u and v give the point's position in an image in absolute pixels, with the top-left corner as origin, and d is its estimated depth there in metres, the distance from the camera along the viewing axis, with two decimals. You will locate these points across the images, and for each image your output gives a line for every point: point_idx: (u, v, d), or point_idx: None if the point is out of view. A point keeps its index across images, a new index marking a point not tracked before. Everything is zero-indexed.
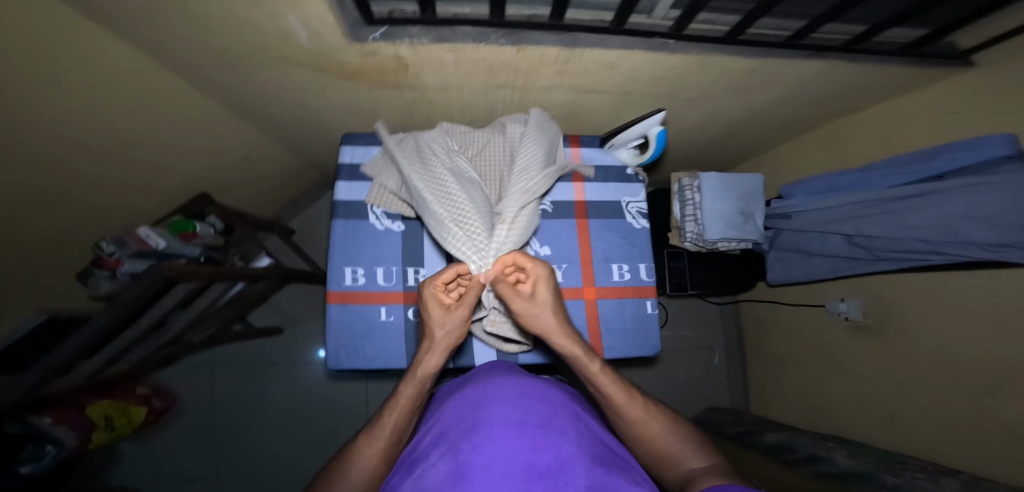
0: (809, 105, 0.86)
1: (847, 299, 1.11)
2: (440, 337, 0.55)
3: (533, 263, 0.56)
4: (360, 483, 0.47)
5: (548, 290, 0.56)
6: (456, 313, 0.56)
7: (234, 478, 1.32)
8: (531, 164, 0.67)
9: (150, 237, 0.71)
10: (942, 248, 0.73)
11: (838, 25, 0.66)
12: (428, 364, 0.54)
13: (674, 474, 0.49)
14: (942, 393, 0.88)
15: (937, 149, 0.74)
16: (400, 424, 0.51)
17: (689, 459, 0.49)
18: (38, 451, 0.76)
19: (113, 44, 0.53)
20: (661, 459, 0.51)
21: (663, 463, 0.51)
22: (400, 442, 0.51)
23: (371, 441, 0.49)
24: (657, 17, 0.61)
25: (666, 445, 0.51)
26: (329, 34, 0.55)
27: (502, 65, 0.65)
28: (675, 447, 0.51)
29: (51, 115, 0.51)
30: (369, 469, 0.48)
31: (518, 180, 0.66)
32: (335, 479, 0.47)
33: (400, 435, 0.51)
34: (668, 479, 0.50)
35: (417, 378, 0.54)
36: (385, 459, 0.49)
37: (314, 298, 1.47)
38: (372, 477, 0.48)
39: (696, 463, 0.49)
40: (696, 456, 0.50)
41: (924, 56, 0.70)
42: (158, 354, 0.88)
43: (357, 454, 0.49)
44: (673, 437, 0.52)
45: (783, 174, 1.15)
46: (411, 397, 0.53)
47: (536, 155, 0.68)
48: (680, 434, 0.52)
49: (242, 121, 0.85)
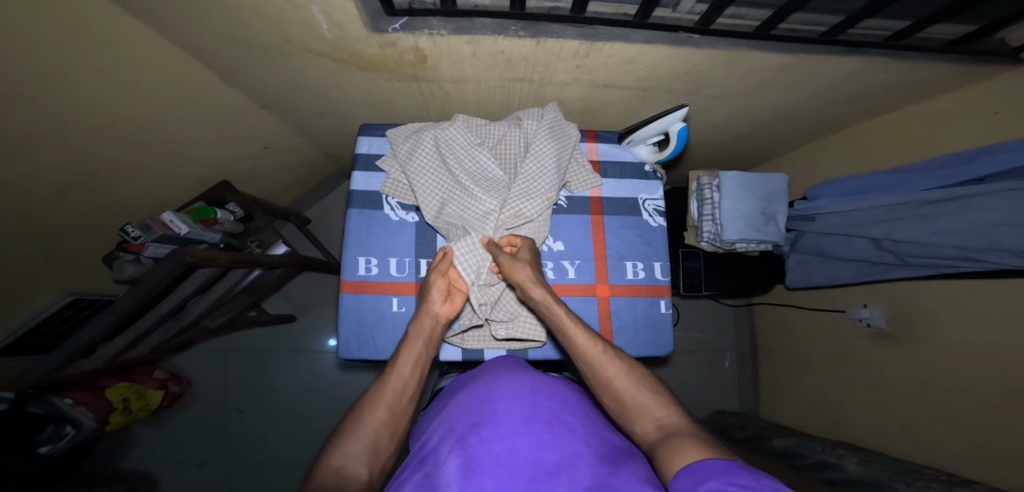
0: (838, 101, 0.83)
1: (870, 305, 1.08)
2: (432, 306, 0.59)
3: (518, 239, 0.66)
4: (368, 434, 0.47)
5: (530, 254, 0.64)
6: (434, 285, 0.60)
7: (244, 460, 1.35)
8: (548, 173, 0.68)
9: (173, 223, 0.73)
10: (978, 256, 0.70)
11: (881, 21, 0.63)
12: (422, 328, 0.57)
13: (643, 427, 0.47)
14: (961, 403, 0.86)
15: (978, 152, 0.71)
16: (404, 373, 0.53)
17: (656, 411, 0.48)
18: (58, 432, 0.81)
19: (143, 34, 0.54)
20: (632, 411, 0.49)
21: (633, 417, 0.49)
22: (406, 393, 0.52)
23: (377, 393, 0.51)
24: (684, 11, 0.59)
25: (634, 397, 0.50)
26: (350, 25, 0.54)
27: (521, 58, 0.65)
28: (642, 398, 0.50)
29: (87, 106, 0.54)
30: (377, 421, 0.48)
31: (531, 193, 0.67)
32: (346, 426, 0.48)
33: (406, 386, 0.52)
34: (638, 434, 0.48)
35: (418, 337, 0.57)
36: (392, 408, 0.50)
37: (328, 288, 1.49)
38: (380, 425, 0.48)
39: (664, 414, 0.48)
40: (661, 408, 0.49)
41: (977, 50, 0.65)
42: (176, 339, 0.92)
43: (364, 408, 0.50)
44: (635, 383, 0.51)
45: (812, 174, 1.12)
46: (412, 353, 0.55)
47: (551, 157, 0.68)
48: (642, 382, 0.51)
49: (264, 112, 0.85)
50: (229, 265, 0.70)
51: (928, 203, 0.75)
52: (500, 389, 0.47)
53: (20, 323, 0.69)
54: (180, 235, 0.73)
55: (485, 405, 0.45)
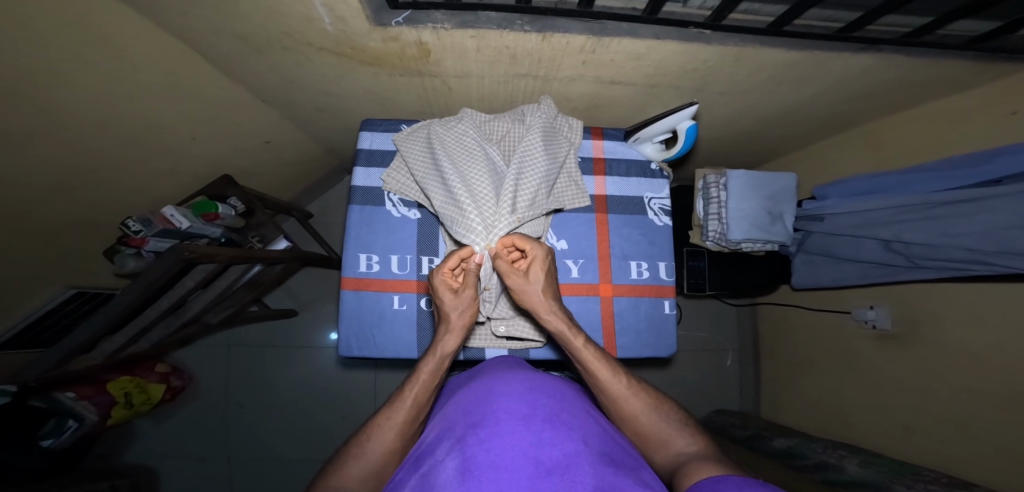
0: (848, 100, 0.82)
1: (876, 306, 1.07)
2: (455, 301, 0.57)
3: (532, 245, 0.59)
4: (375, 459, 0.47)
5: (543, 270, 0.59)
6: (463, 301, 0.57)
7: (245, 455, 1.36)
8: (537, 160, 0.66)
9: (174, 217, 0.72)
10: (989, 258, 0.69)
11: (896, 18, 0.62)
12: (445, 347, 0.56)
13: (663, 456, 0.49)
14: (963, 406, 0.85)
15: (991, 152, 0.70)
16: (420, 400, 0.52)
17: (676, 441, 0.50)
18: (60, 426, 0.80)
19: (141, 27, 0.53)
20: (651, 440, 0.51)
21: (653, 444, 0.51)
22: (418, 418, 0.51)
23: (388, 416, 0.50)
24: (694, 6, 0.58)
25: (654, 425, 0.51)
26: (353, 19, 0.53)
27: (525, 53, 0.63)
28: (662, 427, 0.51)
29: (87, 101, 0.53)
30: (385, 444, 0.48)
31: (524, 171, 0.65)
32: (353, 450, 0.48)
33: (419, 412, 0.52)
34: (656, 462, 0.50)
35: (438, 356, 0.56)
36: (402, 434, 0.49)
37: (329, 284, 1.48)
38: (386, 452, 0.48)
39: (684, 443, 0.50)
40: (681, 437, 0.50)
41: (995, 50, 0.63)
42: (177, 334, 0.92)
43: (373, 430, 0.49)
44: (660, 416, 0.52)
45: (820, 173, 1.11)
46: (428, 375, 0.54)
47: (541, 157, 0.66)
48: (666, 414, 0.53)
49: (265, 106, 0.84)
50: (229, 261, 0.70)
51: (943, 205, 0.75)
52: (498, 389, 0.46)
53: (19, 317, 0.68)
54: (181, 229, 0.73)
55: (484, 405, 0.44)
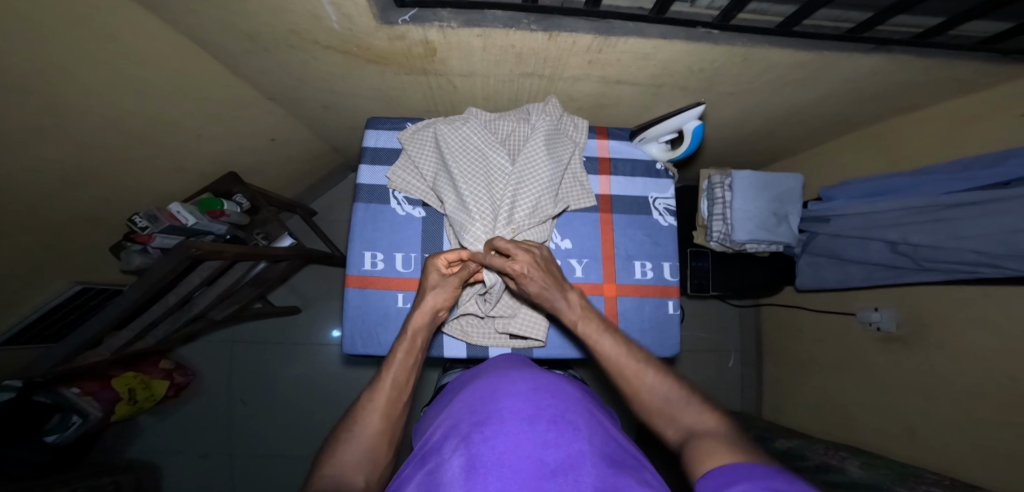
0: (855, 101, 0.81)
1: (881, 308, 1.06)
2: (430, 286, 0.58)
3: (512, 247, 0.57)
4: (366, 441, 0.47)
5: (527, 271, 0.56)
6: (448, 282, 0.58)
7: (247, 451, 1.37)
8: (541, 166, 0.66)
9: (179, 214, 0.74)
10: (997, 262, 0.68)
11: (905, 18, 0.61)
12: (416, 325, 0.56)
13: (672, 429, 0.47)
14: (968, 408, 0.85)
15: (1000, 154, 0.69)
16: (400, 379, 0.52)
17: (683, 414, 0.47)
18: (64, 422, 0.82)
19: (148, 23, 0.53)
20: (658, 415, 0.48)
21: (661, 419, 0.48)
22: (400, 398, 0.51)
23: (372, 399, 0.50)
24: (702, 6, 0.58)
25: (659, 400, 0.49)
26: (360, 17, 0.53)
27: (532, 52, 0.63)
28: (669, 403, 0.49)
29: (94, 97, 0.53)
30: (374, 428, 0.48)
31: (528, 178, 0.65)
32: (340, 435, 0.47)
33: (401, 392, 0.52)
34: (668, 436, 0.47)
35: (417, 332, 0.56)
36: (388, 415, 0.49)
37: (332, 282, 1.49)
38: (377, 433, 0.48)
39: (694, 417, 0.47)
40: (689, 411, 0.47)
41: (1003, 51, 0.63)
42: (181, 332, 0.92)
43: (360, 416, 0.49)
44: (667, 390, 0.49)
45: (826, 174, 1.10)
46: (406, 354, 0.54)
47: (545, 159, 0.66)
48: (673, 389, 0.50)
49: (270, 104, 0.84)
50: (235, 258, 0.70)
51: (950, 207, 0.74)
52: (503, 388, 0.46)
53: (24, 313, 0.69)
54: (187, 226, 0.74)
55: (489, 403, 0.44)
